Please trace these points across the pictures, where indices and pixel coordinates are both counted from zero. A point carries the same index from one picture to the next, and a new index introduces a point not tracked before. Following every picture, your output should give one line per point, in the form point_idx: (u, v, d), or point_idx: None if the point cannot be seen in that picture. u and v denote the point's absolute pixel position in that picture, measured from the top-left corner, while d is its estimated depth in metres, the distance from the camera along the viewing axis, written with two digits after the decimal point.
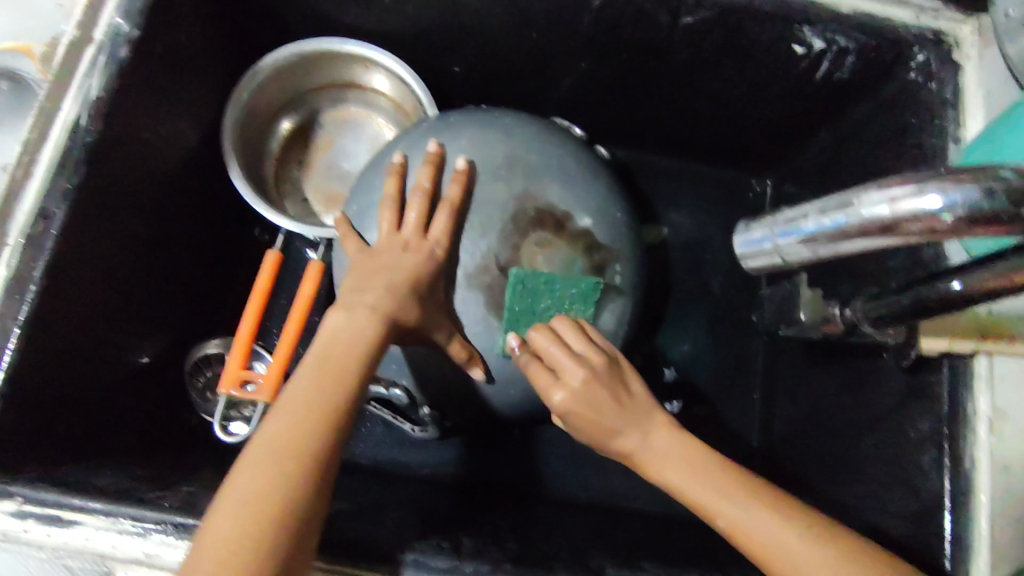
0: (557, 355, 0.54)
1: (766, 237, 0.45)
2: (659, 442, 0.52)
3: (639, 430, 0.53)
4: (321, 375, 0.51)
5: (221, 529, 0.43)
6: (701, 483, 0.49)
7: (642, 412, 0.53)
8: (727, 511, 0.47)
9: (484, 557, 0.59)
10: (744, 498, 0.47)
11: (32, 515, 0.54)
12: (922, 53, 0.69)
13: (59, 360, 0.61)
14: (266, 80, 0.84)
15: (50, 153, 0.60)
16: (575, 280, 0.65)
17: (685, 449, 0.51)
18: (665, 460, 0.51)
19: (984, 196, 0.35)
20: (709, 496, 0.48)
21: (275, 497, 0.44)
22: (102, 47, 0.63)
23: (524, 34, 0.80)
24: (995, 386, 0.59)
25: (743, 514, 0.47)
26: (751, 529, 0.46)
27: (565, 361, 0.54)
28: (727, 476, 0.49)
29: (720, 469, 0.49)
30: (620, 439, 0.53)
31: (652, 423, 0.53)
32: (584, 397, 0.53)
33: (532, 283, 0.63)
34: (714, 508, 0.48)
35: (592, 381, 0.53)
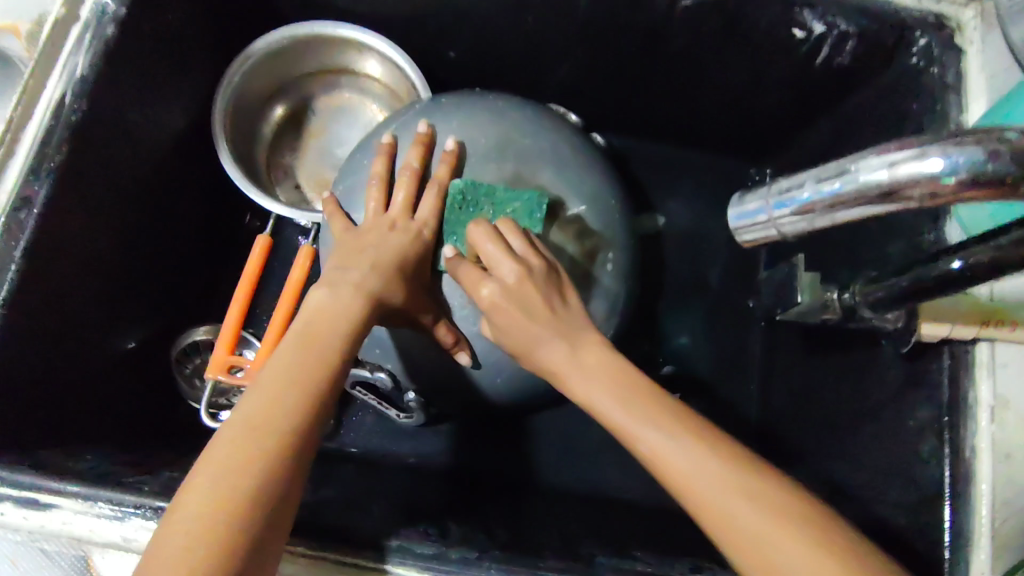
0: (492, 253, 0.54)
1: (760, 209, 0.43)
2: (586, 357, 0.50)
3: (568, 340, 0.51)
4: (302, 352, 0.50)
5: (195, 506, 0.42)
6: (625, 405, 0.46)
7: (573, 323, 0.52)
8: (647, 435, 0.44)
9: (471, 545, 0.58)
10: (689, 441, 0.43)
11: (9, 498, 0.52)
12: (924, 37, 0.68)
13: (42, 342, 0.59)
14: (258, 63, 0.82)
15: (34, 131, 0.58)
16: (519, 193, 0.61)
17: (624, 375, 0.48)
18: (589, 373, 0.49)
19: (988, 157, 0.33)
20: (648, 434, 0.45)
21: (251, 476, 0.43)
22: (88, 25, 0.62)
23: (520, 18, 0.79)
24: (997, 373, 0.58)
25: (679, 456, 0.43)
26: (669, 455, 0.43)
27: (499, 262, 0.53)
28: (675, 419, 0.45)
29: (648, 395, 0.47)
30: (545, 346, 0.52)
31: (582, 339, 0.52)
32: (512, 295, 0.53)
33: (471, 194, 0.61)
34: (654, 449, 0.44)
35: (524, 280, 0.53)
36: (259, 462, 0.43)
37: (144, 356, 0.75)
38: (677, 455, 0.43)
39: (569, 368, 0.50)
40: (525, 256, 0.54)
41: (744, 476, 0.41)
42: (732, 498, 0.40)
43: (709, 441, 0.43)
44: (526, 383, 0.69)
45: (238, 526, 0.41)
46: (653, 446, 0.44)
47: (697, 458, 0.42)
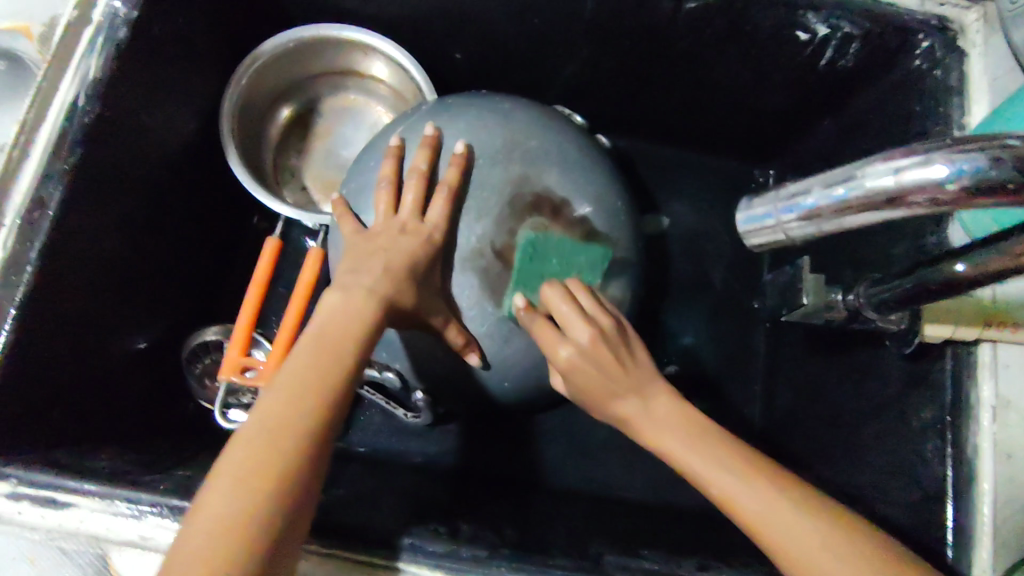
0: (568, 313, 0.53)
1: (769, 213, 0.44)
2: (660, 408, 0.51)
3: (642, 395, 0.52)
4: (318, 353, 0.51)
5: (213, 506, 0.43)
6: (699, 453, 0.48)
7: (645, 376, 0.52)
8: (721, 482, 0.47)
9: (480, 543, 0.59)
10: (760, 486, 0.46)
11: (26, 498, 0.53)
12: (926, 40, 0.69)
13: (57, 341, 0.60)
14: (266, 65, 0.83)
15: (48, 134, 0.59)
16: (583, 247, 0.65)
17: (699, 429, 0.50)
18: (670, 431, 0.50)
19: (991, 163, 0.34)
20: (736, 492, 0.46)
21: (267, 478, 0.44)
22: (100, 28, 0.63)
23: (527, 20, 0.79)
24: (999, 374, 0.59)
25: (779, 526, 0.44)
26: (741, 500, 0.46)
27: (576, 324, 0.52)
28: (756, 472, 0.47)
29: (721, 442, 0.49)
30: (620, 403, 0.52)
31: (654, 388, 0.52)
32: (590, 359, 0.51)
33: (542, 247, 0.63)
34: (741, 505, 0.46)
35: (599, 338, 0.52)
36: (275, 463, 0.44)
37: (155, 356, 0.75)
38: (773, 518, 0.44)
39: (644, 422, 0.51)
40: (594, 314, 0.53)
41: (839, 536, 0.43)
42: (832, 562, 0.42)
43: (802, 503, 0.45)
44: (533, 383, 0.70)
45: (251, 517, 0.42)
46: (737, 499, 0.46)
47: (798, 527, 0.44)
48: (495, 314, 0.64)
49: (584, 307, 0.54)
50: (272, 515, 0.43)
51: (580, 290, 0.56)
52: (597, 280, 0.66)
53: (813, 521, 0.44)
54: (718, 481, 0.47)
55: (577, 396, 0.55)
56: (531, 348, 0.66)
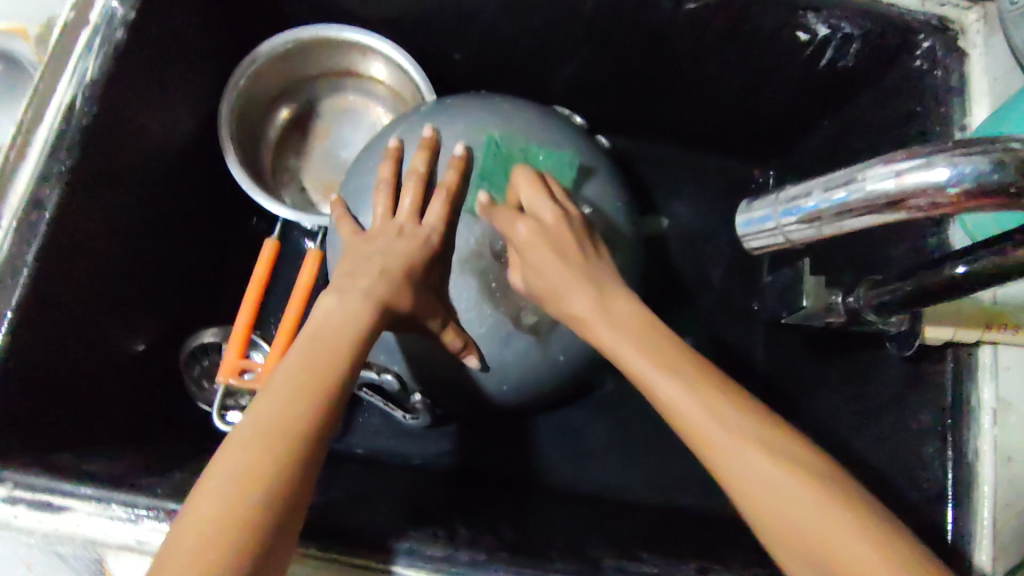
0: (532, 196, 0.59)
1: (769, 216, 0.45)
2: (612, 306, 0.52)
3: (594, 288, 0.53)
4: (312, 356, 0.51)
5: (205, 508, 0.43)
6: (647, 358, 0.47)
7: (599, 268, 0.56)
8: (667, 390, 0.45)
9: (479, 546, 0.59)
10: (711, 400, 0.44)
11: (23, 501, 0.53)
12: (927, 40, 0.69)
13: (54, 343, 0.60)
14: (264, 66, 0.83)
15: (44, 136, 0.59)
16: (550, 151, 0.67)
17: (644, 330, 0.50)
18: (614, 322, 0.51)
19: (994, 166, 0.33)
20: (675, 392, 0.45)
21: (258, 478, 0.44)
22: (98, 29, 0.62)
23: (526, 21, 0.79)
24: (999, 376, 0.58)
25: (719, 433, 0.43)
26: (686, 411, 0.44)
27: (539, 201, 0.58)
28: (701, 377, 0.46)
29: (676, 355, 0.47)
30: (569, 293, 0.54)
31: (609, 288, 0.54)
32: (548, 233, 0.56)
33: (506, 146, 0.66)
34: (678, 405, 0.45)
35: (563, 225, 0.57)
36: (267, 464, 0.44)
37: (154, 358, 0.75)
38: (714, 426, 0.43)
39: (592, 316, 0.52)
40: (561, 205, 0.59)
41: (776, 446, 0.42)
42: (769, 471, 0.41)
43: (744, 410, 0.44)
44: (532, 385, 0.70)
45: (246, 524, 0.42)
46: (676, 399, 0.45)
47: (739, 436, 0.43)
48: (493, 316, 0.64)
49: (551, 191, 0.61)
50: (266, 520, 0.43)
51: (552, 180, 0.63)
52: (569, 182, 0.67)
53: (751, 431, 0.43)
54: (657, 377, 0.46)
55: (533, 287, 0.57)
56: (530, 351, 0.66)
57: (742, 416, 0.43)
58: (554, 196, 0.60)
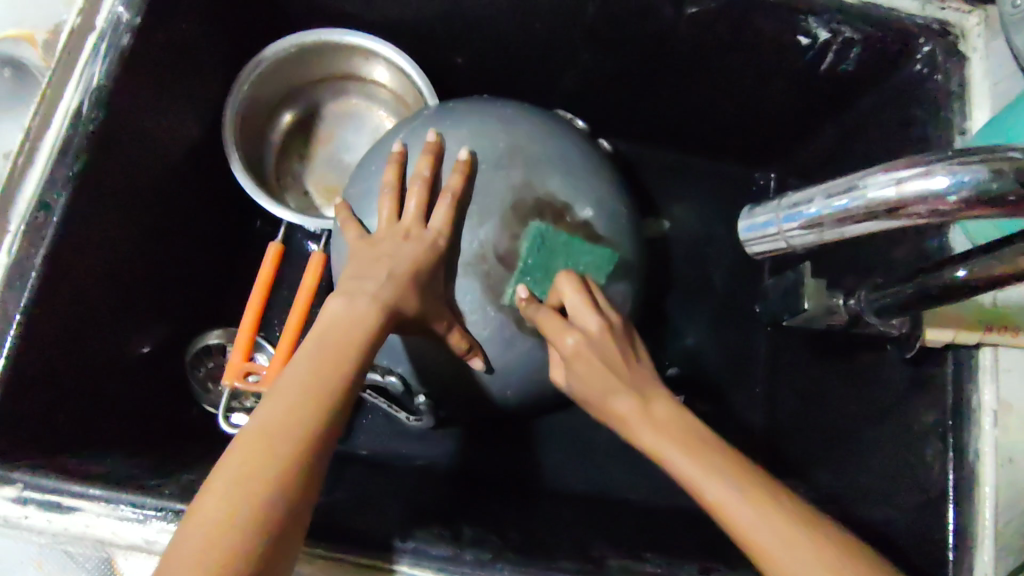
0: (578, 304, 0.58)
1: (771, 221, 0.46)
2: (659, 408, 0.52)
3: (639, 391, 0.53)
4: (318, 358, 0.51)
5: (208, 509, 0.43)
6: (692, 460, 0.47)
7: (645, 380, 0.54)
8: (713, 490, 0.46)
9: (484, 547, 0.59)
10: (757, 502, 0.44)
11: (32, 502, 0.54)
12: (927, 44, 0.69)
13: (62, 346, 0.61)
14: (268, 70, 0.83)
15: (51, 141, 0.60)
16: (590, 249, 0.66)
17: (691, 431, 0.50)
18: (660, 424, 0.51)
19: (992, 176, 0.34)
20: (728, 498, 0.45)
21: (262, 479, 0.44)
22: (104, 35, 0.63)
23: (528, 25, 0.79)
24: (1000, 378, 0.59)
25: (772, 540, 0.43)
26: (733, 513, 0.44)
27: (585, 312, 0.57)
28: (750, 483, 0.46)
29: (719, 454, 0.48)
30: (620, 395, 0.53)
31: (654, 391, 0.53)
32: (596, 346, 0.55)
33: (552, 242, 0.64)
34: (730, 510, 0.45)
35: (609, 332, 0.56)
36: (271, 465, 0.45)
37: (160, 360, 0.76)
38: (768, 537, 0.43)
39: (638, 419, 0.52)
40: (603, 309, 0.58)
41: (832, 553, 0.42)
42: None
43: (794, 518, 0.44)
44: (536, 387, 0.70)
45: (254, 527, 0.43)
46: (728, 504, 0.45)
47: (798, 550, 0.42)
48: (497, 319, 0.64)
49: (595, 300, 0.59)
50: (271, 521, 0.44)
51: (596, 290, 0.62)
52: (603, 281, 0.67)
53: (803, 536, 0.43)
54: (707, 482, 0.46)
55: (577, 390, 0.58)
56: (533, 352, 0.67)
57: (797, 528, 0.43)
58: (597, 303, 0.58)
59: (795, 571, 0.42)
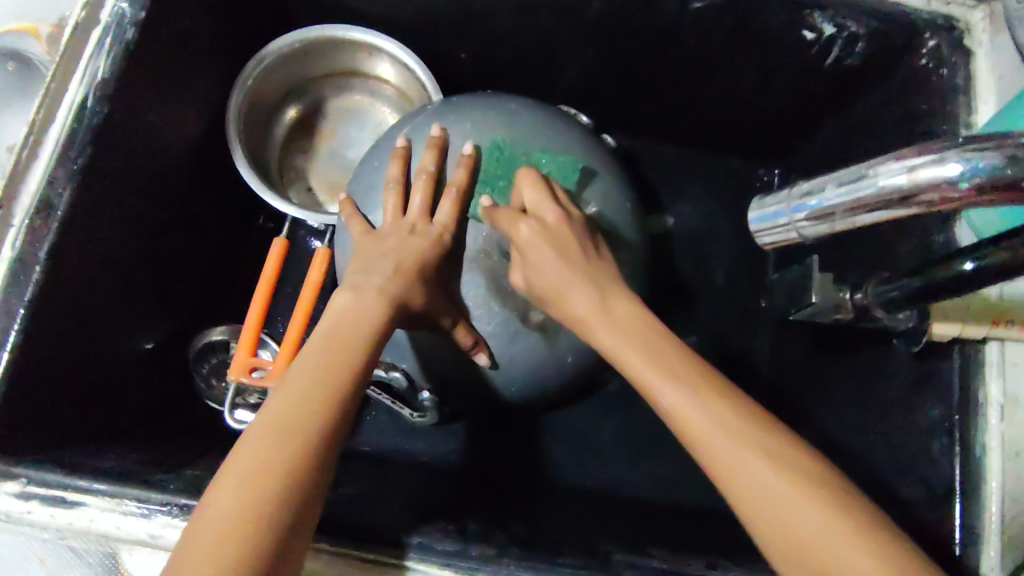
0: (535, 199, 0.59)
1: (782, 212, 0.45)
2: (617, 309, 0.52)
3: (597, 291, 0.54)
4: (328, 354, 0.51)
5: (220, 506, 0.43)
6: (653, 369, 0.47)
7: (602, 279, 0.55)
8: (672, 395, 0.45)
9: (491, 542, 0.59)
10: (726, 418, 0.43)
11: (36, 497, 0.54)
12: (933, 39, 0.69)
13: (67, 341, 0.60)
14: (272, 66, 0.83)
15: (55, 134, 0.59)
16: (550, 155, 0.67)
17: (651, 335, 0.50)
18: (618, 322, 0.51)
19: (1008, 161, 0.33)
20: (682, 402, 0.44)
21: (274, 475, 0.44)
22: (108, 29, 0.63)
23: (532, 20, 0.79)
24: (1006, 372, 0.59)
25: (730, 450, 0.42)
26: (691, 416, 0.44)
27: (542, 202, 0.58)
28: (713, 393, 0.45)
29: (685, 365, 0.47)
30: (577, 293, 0.54)
31: (612, 291, 0.54)
32: (553, 233, 0.56)
33: (508, 151, 0.66)
34: (684, 413, 0.44)
35: (564, 223, 0.57)
36: (283, 462, 0.44)
37: (164, 356, 0.76)
38: (721, 440, 0.42)
39: (595, 313, 0.52)
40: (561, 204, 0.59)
41: (790, 461, 0.41)
42: (769, 482, 0.40)
43: (753, 424, 0.43)
44: (541, 383, 0.70)
45: (260, 525, 0.42)
46: (682, 409, 0.44)
47: (750, 454, 0.42)
48: (502, 313, 0.64)
49: (553, 193, 0.61)
50: (279, 514, 0.43)
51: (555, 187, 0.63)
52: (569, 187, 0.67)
53: (760, 444, 0.42)
54: (662, 383, 0.46)
55: (533, 285, 0.57)
56: (538, 347, 0.67)
57: (752, 433, 0.42)
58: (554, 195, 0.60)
59: (748, 475, 0.41)
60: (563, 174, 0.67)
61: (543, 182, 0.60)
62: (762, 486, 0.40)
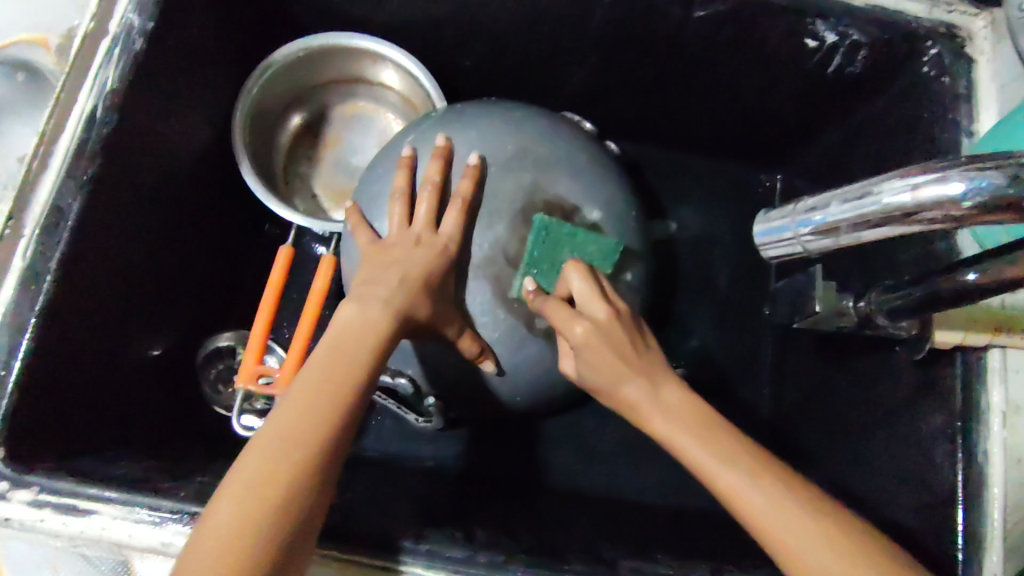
0: (585, 293, 0.57)
1: (788, 226, 0.46)
2: (669, 397, 0.53)
3: (649, 378, 0.53)
4: (332, 367, 0.51)
5: (221, 518, 0.44)
6: (706, 450, 0.48)
7: (656, 366, 0.55)
8: (726, 477, 0.47)
9: (496, 548, 0.60)
10: (773, 489, 0.45)
11: (49, 505, 0.54)
12: (934, 47, 0.69)
13: (77, 350, 0.61)
14: (277, 74, 0.83)
15: (66, 143, 0.60)
16: (597, 238, 0.65)
17: (702, 416, 0.51)
18: (673, 416, 0.51)
19: (1009, 180, 0.34)
20: (738, 485, 0.46)
21: (277, 487, 0.45)
22: (117, 40, 0.64)
23: (536, 29, 0.80)
24: (1008, 379, 0.59)
25: (783, 527, 0.44)
26: (745, 497, 0.45)
27: (591, 300, 0.57)
28: (759, 469, 0.47)
29: (731, 440, 0.49)
30: (630, 385, 0.53)
31: (664, 379, 0.54)
32: (605, 331, 0.55)
33: (555, 233, 0.64)
34: (741, 497, 0.46)
35: (616, 318, 0.56)
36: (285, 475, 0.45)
37: (172, 362, 0.76)
38: (782, 522, 0.44)
39: (648, 406, 0.52)
40: (611, 298, 0.58)
41: (840, 537, 0.43)
42: (832, 566, 0.42)
43: (813, 510, 0.44)
44: (545, 389, 0.71)
45: (259, 535, 0.43)
46: (739, 492, 0.46)
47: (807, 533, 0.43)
48: (507, 321, 0.65)
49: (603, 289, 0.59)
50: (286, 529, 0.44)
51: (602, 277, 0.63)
52: (609, 269, 0.66)
53: (807, 514, 0.44)
54: (719, 470, 0.47)
55: (585, 376, 0.57)
56: (542, 354, 0.67)
57: (807, 511, 0.44)
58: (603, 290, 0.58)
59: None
60: (606, 258, 0.66)
61: (592, 275, 0.59)
62: (825, 571, 0.42)
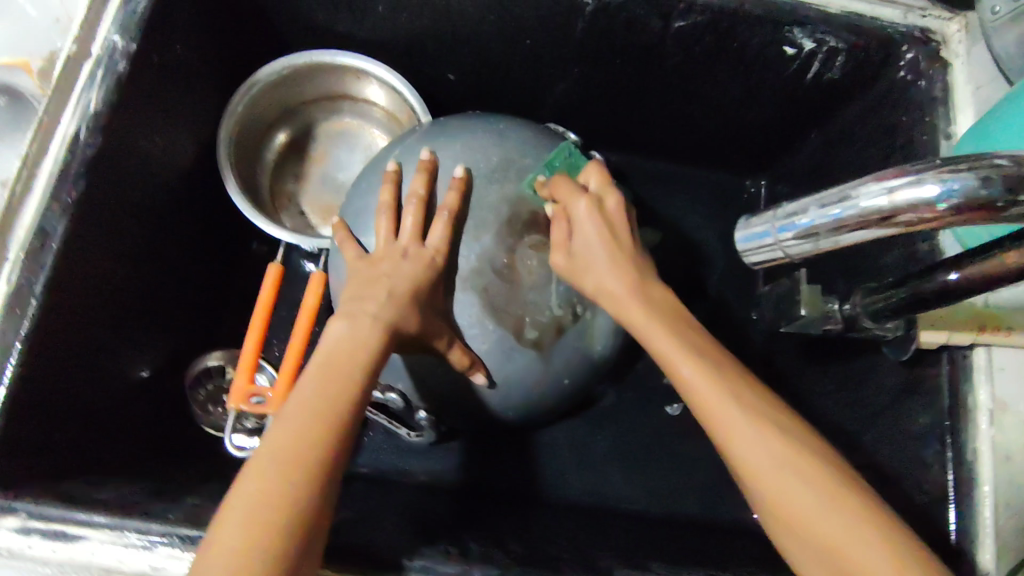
0: (597, 188, 0.63)
1: (766, 232, 0.45)
2: (653, 295, 0.59)
3: (633, 279, 0.59)
4: (326, 381, 0.53)
5: (226, 530, 0.44)
6: (672, 343, 0.54)
7: (642, 273, 0.60)
8: (689, 371, 0.52)
9: (492, 561, 0.59)
10: (735, 396, 0.50)
11: (36, 531, 0.53)
12: (910, 52, 0.71)
13: (59, 373, 0.60)
14: (261, 92, 0.84)
15: (50, 166, 0.60)
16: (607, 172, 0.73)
17: (679, 322, 0.57)
18: (649, 305, 0.58)
19: (981, 183, 0.35)
20: (699, 382, 0.51)
21: (279, 490, 0.45)
22: (100, 61, 0.64)
23: (519, 42, 0.80)
24: (994, 377, 0.60)
25: (735, 420, 0.49)
26: (706, 393, 0.51)
27: (606, 197, 0.62)
28: (730, 380, 0.51)
29: (700, 348, 0.54)
30: (614, 274, 0.59)
31: (652, 284, 0.60)
32: (610, 225, 0.60)
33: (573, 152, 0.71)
34: (699, 390, 0.51)
35: (617, 220, 0.61)
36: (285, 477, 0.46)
37: (161, 383, 0.76)
38: (733, 415, 0.49)
39: (628, 296, 0.58)
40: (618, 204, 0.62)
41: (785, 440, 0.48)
42: (771, 456, 0.47)
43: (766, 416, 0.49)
44: (537, 399, 0.71)
45: (268, 534, 0.44)
46: (698, 385, 0.51)
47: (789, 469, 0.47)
48: (496, 332, 0.65)
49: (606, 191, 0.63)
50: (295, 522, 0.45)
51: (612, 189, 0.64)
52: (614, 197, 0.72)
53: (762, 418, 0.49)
54: (681, 363, 0.53)
55: (571, 263, 0.61)
56: (532, 364, 0.67)
57: (768, 419, 0.49)
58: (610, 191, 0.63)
59: (761, 462, 0.47)
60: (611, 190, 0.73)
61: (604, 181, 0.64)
62: (764, 460, 0.47)
